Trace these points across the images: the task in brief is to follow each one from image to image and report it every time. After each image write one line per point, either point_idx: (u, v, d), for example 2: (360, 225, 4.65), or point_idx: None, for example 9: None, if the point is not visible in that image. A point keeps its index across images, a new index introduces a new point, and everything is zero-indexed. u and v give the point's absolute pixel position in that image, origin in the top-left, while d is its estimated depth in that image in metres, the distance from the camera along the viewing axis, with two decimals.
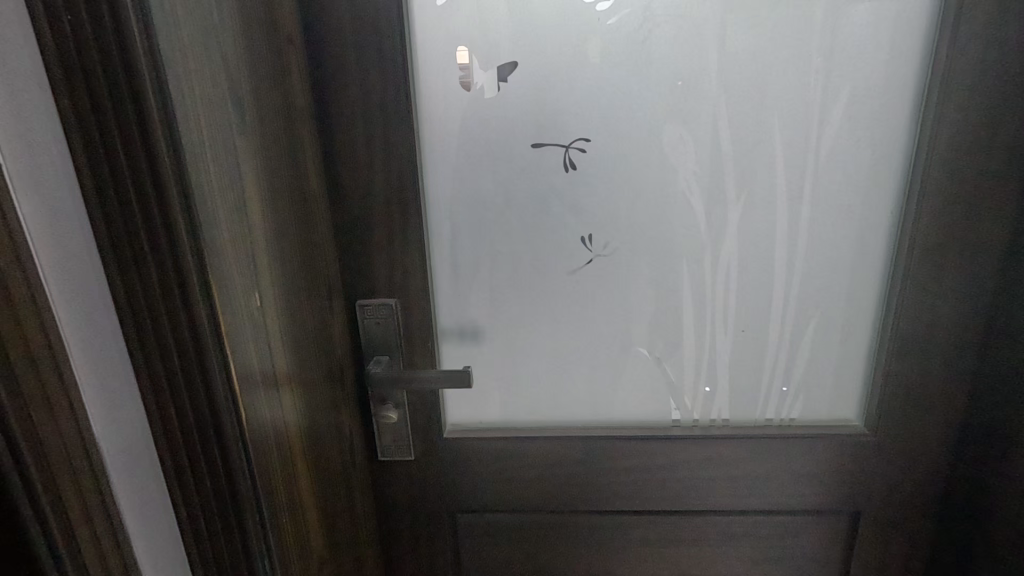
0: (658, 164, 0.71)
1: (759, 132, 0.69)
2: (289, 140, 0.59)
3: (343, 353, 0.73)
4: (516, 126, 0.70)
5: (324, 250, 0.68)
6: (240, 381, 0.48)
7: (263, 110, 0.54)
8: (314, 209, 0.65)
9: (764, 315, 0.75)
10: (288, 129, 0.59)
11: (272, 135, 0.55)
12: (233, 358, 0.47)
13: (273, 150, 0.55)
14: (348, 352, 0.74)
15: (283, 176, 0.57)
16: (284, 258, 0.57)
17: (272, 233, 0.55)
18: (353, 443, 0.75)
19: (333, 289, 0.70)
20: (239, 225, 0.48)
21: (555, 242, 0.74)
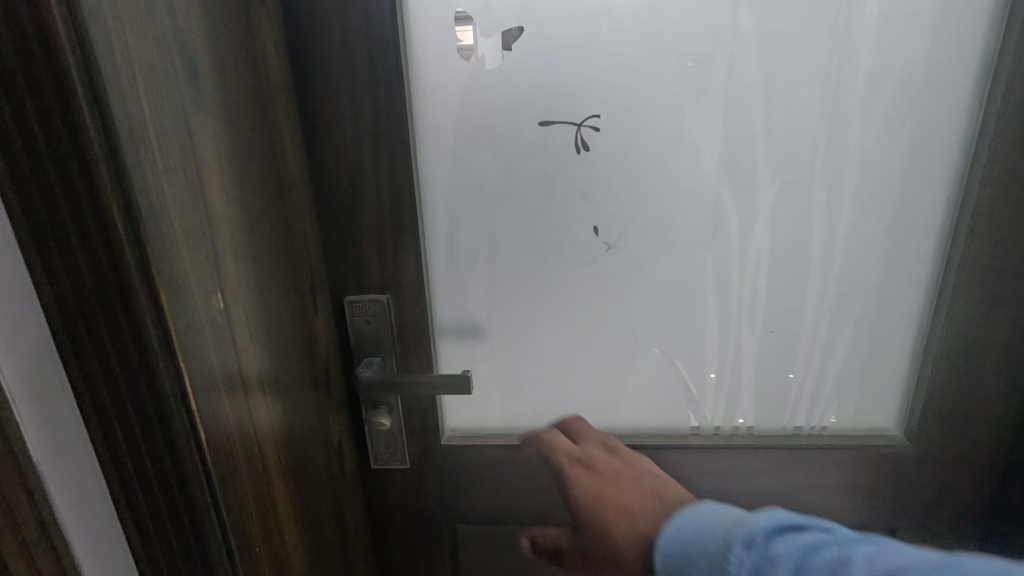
0: (681, 147, 0.63)
1: (797, 111, 0.61)
2: (261, 119, 0.52)
3: (331, 355, 0.66)
4: (523, 104, 0.62)
5: (306, 240, 0.61)
6: (201, 400, 0.42)
7: (228, 85, 0.46)
8: (293, 196, 0.58)
9: (794, 314, 0.68)
10: (259, 105, 0.51)
11: (240, 114, 0.48)
12: (190, 374, 0.40)
13: (240, 129, 0.48)
14: (335, 354, 0.67)
15: (253, 159, 0.50)
16: (255, 252, 0.50)
17: (240, 225, 0.47)
18: (342, 453, 0.69)
19: (317, 285, 0.63)
20: (194, 218, 0.41)
21: (565, 234, 0.67)
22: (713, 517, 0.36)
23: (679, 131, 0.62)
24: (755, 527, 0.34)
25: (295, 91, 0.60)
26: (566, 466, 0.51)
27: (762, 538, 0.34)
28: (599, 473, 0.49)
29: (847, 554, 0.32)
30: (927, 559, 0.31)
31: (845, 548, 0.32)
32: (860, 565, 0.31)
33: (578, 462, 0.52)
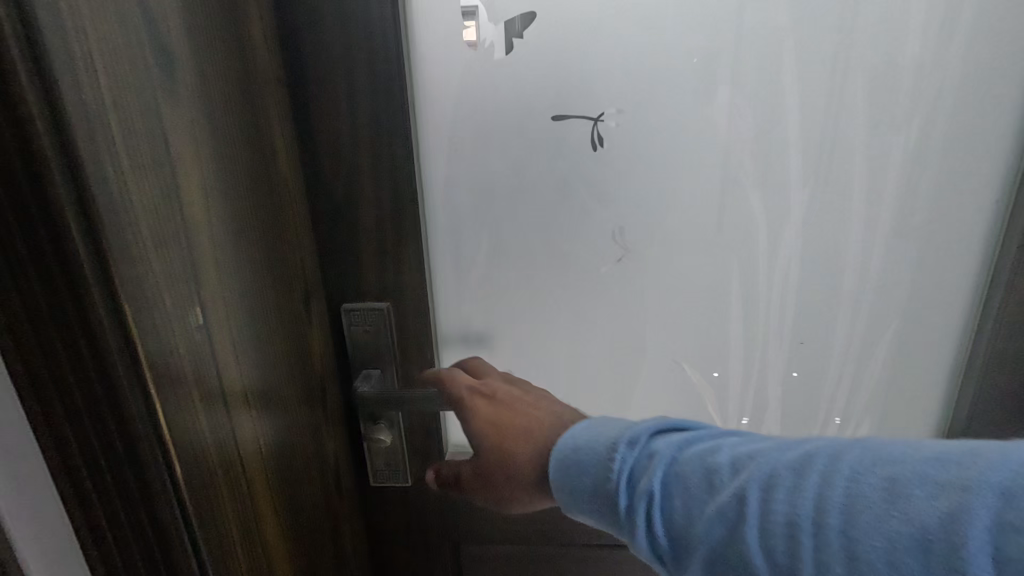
0: (707, 144, 0.58)
1: (835, 103, 0.55)
2: (248, 111, 0.47)
3: (326, 368, 0.61)
4: (535, 96, 0.57)
5: (299, 245, 0.56)
6: (175, 429, 0.37)
7: (206, 73, 0.41)
8: (285, 198, 0.53)
9: (826, 324, 0.63)
10: (245, 97, 0.47)
11: (222, 106, 0.43)
12: (162, 400, 0.36)
13: (222, 124, 0.43)
14: (332, 366, 0.63)
15: (239, 156, 0.45)
16: (240, 261, 0.45)
17: (222, 230, 0.43)
18: (338, 472, 0.65)
19: (312, 293, 0.58)
20: (166, 223, 0.36)
21: (580, 237, 0.62)
22: (602, 426, 0.44)
23: (706, 125, 0.57)
24: (637, 431, 0.42)
25: (287, 82, 0.55)
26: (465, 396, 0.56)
27: (644, 439, 0.41)
28: (494, 400, 0.54)
29: (714, 449, 0.39)
30: (781, 446, 0.37)
31: (708, 438, 0.40)
32: (725, 453, 0.38)
33: (477, 394, 0.56)
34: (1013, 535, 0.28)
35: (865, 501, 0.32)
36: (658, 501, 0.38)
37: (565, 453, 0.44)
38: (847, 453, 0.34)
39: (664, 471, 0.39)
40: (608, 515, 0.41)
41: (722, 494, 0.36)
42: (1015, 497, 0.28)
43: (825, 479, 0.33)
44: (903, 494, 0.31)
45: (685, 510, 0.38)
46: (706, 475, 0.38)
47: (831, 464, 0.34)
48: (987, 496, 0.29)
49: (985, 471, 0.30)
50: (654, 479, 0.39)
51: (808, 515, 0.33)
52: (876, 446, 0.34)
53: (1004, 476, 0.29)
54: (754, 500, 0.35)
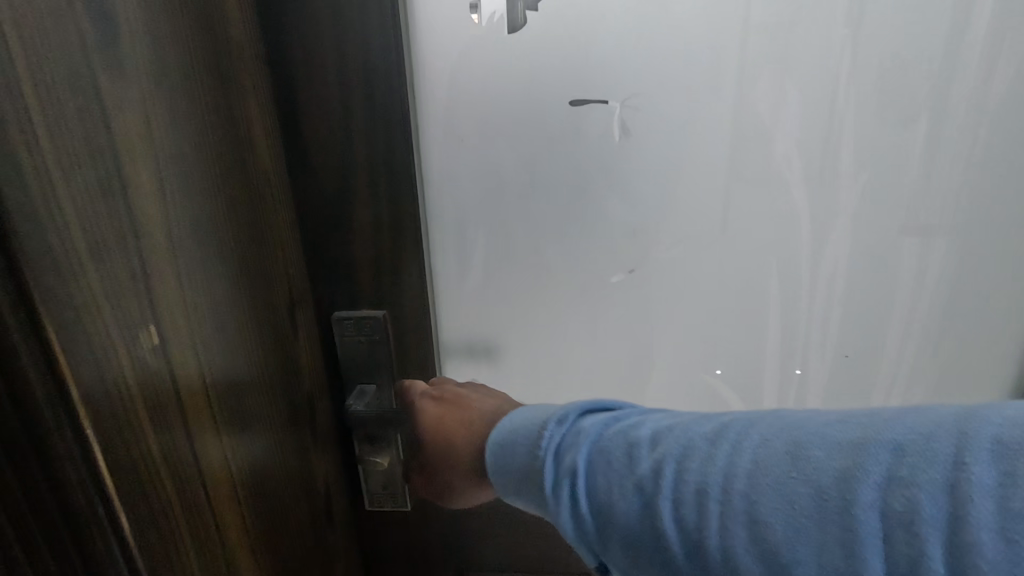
0: (745, 137, 0.52)
1: (889, 92, 0.50)
2: (218, 91, 0.40)
3: (314, 386, 0.54)
4: (550, 84, 0.52)
5: (282, 248, 0.49)
6: (118, 473, 0.30)
7: (163, 47, 0.35)
8: (264, 194, 0.46)
9: (875, 336, 0.57)
10: (214, 77, 0.40)
11: (183, 85, 0.37)
12: (101, 440, 0.29)
13: (183, 107, 0.37)
14: (321, 383, 0.56)
15: (205, 144, 0.39)
16: (204, 268, 0.38)
17: (181, 231, 0.36)
18: (330, 497, 0.58)
19: (298, 302, 0.52)
20: (105, 226, 0.30)
21: (596, 240, 0.57)
22: (537, 410, 0.42)
23: (742, 117, 0.51)
24: (565, 409, 0.40)
25: (267, 61, 0.47)
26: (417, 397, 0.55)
27: (572, 417, 0.39)
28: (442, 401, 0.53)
29: (636, 423, 0.37)
30: (700, 419, 0.36)
31: (635, 415, 0.39)
32: (646, 427, 0.37)
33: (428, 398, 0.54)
34: (904, 488, 0.28)
35: (770, 467, 0.31)
36: (581, 480, 0.36)
37: (498, 440, 0.42)
38: (760, 424, 0.33)
39: (588, 447, 0.37)
40: (534, 496, 0.39)
41: (640, 467, 0.35)
42: (904, 452, 0.28)
43: (732, 446, 0.33)
44: (804, 457, 0.31)
45: (606, 487, 0.35)
46: (626, 448, 0.36)
47: (742, 434, 0.33)
48: (881, 453, 0.29)
49: (882, 431, 0.30)
50: (579, 454, 0.37)
51: (716, 481, 0.32)
52: (788, 418, 0.33)
53: (900, 435, 0.29)
54: (669, 471, 0.34)
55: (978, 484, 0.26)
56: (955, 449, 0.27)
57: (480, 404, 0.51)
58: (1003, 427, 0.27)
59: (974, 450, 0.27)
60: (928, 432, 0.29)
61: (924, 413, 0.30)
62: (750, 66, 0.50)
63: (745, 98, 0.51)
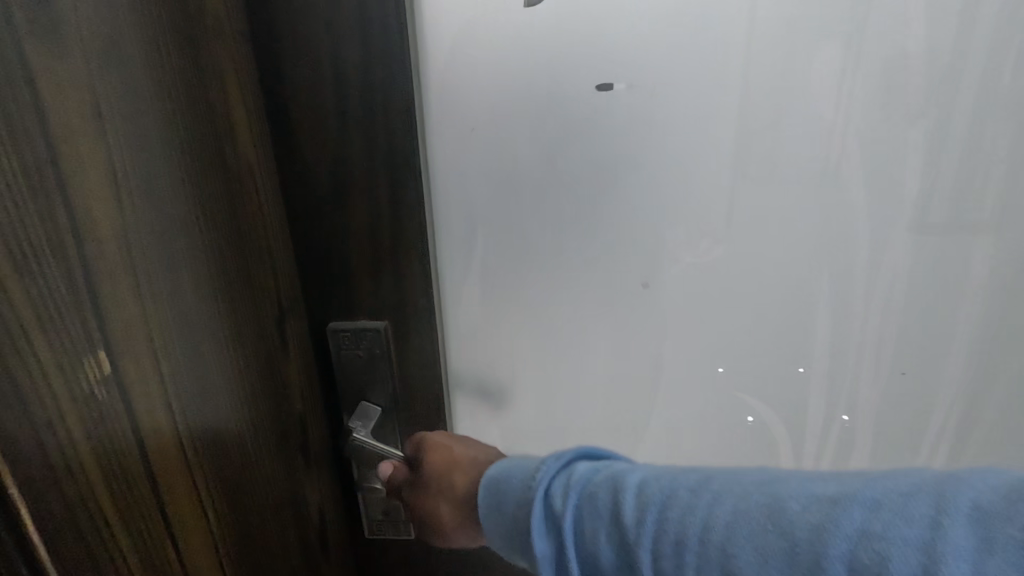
0: (787, 134, 0.48)
1: (942, 83, 0.46)
2: (192, 74, 0.35)
3: (305, 408, 0.49)
4: (574, 73, 0.48)
5: (271, 255, 0.43)
6: (50, 539, 0.25)
7: (118, 24, 0.30)
8: (249, 195, 0.40)
9: (921, 343, 0.54)
10: (186, 62, 0.34)
11: (142, 71, 0.31)
12: (25, 494, 0.24)
13: (143, 98, 0.31)
14: (313, 404, 0.50)
15: (173, 134, 0.33)
16: (169, 284, 0.33)
17: (140, 243, 0.31)
18: (323, 528, 0.52)
19: (288, 314, 0.46)
20: (27, 239, 0.24)
21: (621, 241, 0.53)
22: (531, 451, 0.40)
23: (784, 112, 0.48)
24: (561, 448, 0.38)
25: (250, 38, 0.41)
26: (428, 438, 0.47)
27: (566, 456, 0.37)
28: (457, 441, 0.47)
29: (625, 469, 0.36)
30: (684, 469, 0.35)
31: (622, 462, 0.37)
32: (635, 473, 0.35)
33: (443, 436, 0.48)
34: (879, 547, 0.27)
35: (749, 522, 0.31)
36: (569, 528, 0.35)
37: (493, 474, 0.39)
38: (741, 481, 0.33)
39: (576, 492, 0.35)
40: (518, 539, 0.37)
41: (626, 514, 0.33)
42: (878, 510, 0.28)
43: (715, 498, 0.32)
44: (782, 511, 0.30)
45: (594, 533, 0.34)
46: (614, 493, 0.34)
47: (724, 488, 0.32)
48: (855, 509, 0.29)
49: (858, 489, 0.29)
50: (568, 498, 0.35)
51: (696, 529, 0.31)
52: (769, 475, 0.33)
53: (878, 493, 0.29)
54: (652, 522, 0.33)
55: (952, 546, 0.26)
56: (929, 511, 0.27)
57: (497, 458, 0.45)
58: (981, 493, 0.27)
59: (952, 512, 0.27)
60: (905, 492, 0.28)
61: (901, 475, 0.30)
62: (793, 57, 0.46)
63: (790, 91, 0.47)
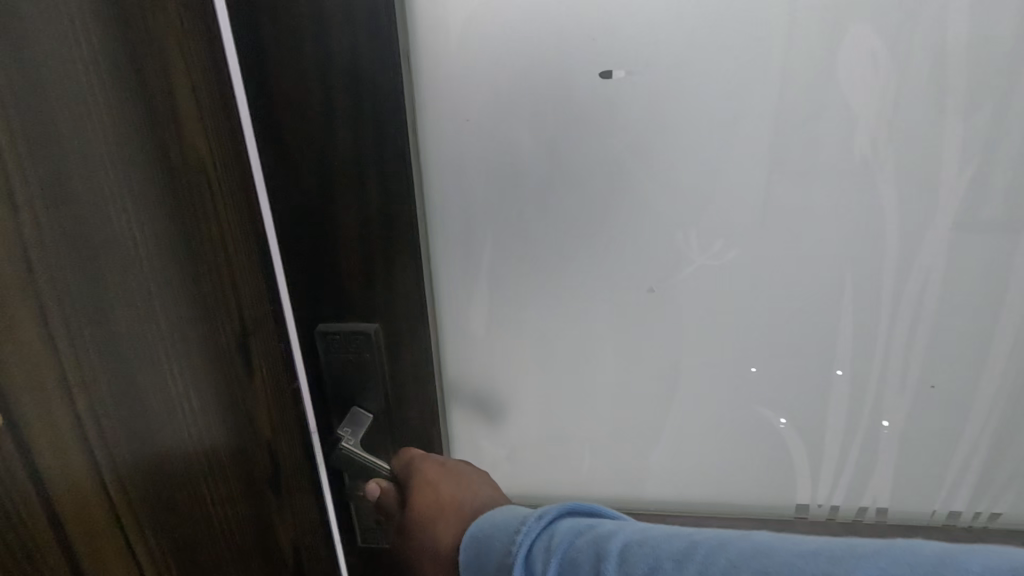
0: (809, 124, 0.44)
1: (990, 76, 0.42)
2: (123, 69, 0.31)
3: (274, 429, 0.45)
4: (577, 59, 0.44)
5: (230, 266, 0.39)
6: None
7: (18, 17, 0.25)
8: (199, 203, 0.37)
9: (956, 359, 0.50)
10: (119, 56, 0.31)
11: (59, 65, 0.27)
12: None
13: (57, 95, 0.27)
14: (285, 424, 0.46)
15: (99, 137, 0.30)
16: (88, 307, 0.29)
17: (53, 264, 0.27)
18: (297, 548, 0.49)
19: (251, 326, 0.42)
20: None
21: (625, 241, 0.49)
22: (519, 508, 0.37)
23: (807, 100, 0.44)
24: (545, 505, 0.34)
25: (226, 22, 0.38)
26: (417, 460, 0.45)
27: (551, 516, 0.33)
28: (443, 467, 0.44)
29: (608, 533, 0.31)
30: (673, 533, 0.30)
31: (610, 521, 0.33)
32: (618, 537, 0.31)
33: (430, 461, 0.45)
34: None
35: None
36: None
37: (478, 530, 0.36)
38: (730, 546, 0.27)
39: (557, 559, 0.31)
40: None
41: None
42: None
43: (688, 570, 0.27)
44: None
45: None
46: (595, 563, 0.30)
47: (708, 557, 0.27)
48: None
49: (848, 568, 0.24)
50: (549, 565, 0.31)
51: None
52: (758, 541, 0.27)
53: (869, 573, 0.23)
54: None
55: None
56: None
57: (486, 489, 0.43)
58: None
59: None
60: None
61: (898, 550, 0.24)
62: (819, 37, 0.42)
63: (816, 78, 0.43)
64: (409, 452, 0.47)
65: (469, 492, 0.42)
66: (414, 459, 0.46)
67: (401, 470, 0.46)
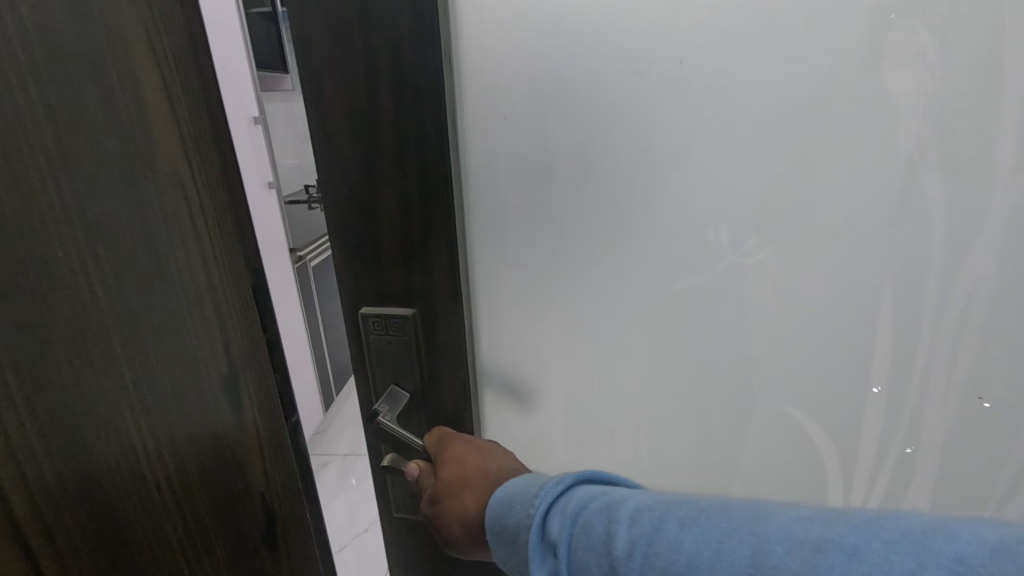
0: (851, 120, 0.43)
1: None
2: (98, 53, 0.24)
3: (271, 482, 0.37)
4: (611, 57, 0.45)
5: (216, 289, 0.32)
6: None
7: None
8: (172, 217, 0.29)
9: (1005, 364, 0.48)
10: (61, 37, 0.22)
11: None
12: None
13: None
14: (287, 470, 0.39)
15: None
16: (29, 361, 0.22)
17: None
18: None
19: (238, 377, 0.34)
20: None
21: (656, 236, 0.50)
22: (540, 476, 0.40)
23: (850, 93, 0.43)
24: (563, 472, 0.38)
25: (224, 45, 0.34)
26: (449, 437, 0.49)
27: (570, 481, 0.37)
28: (472, 444, 0.48)
29: (621, 500, 0.33)
30: (682, 500, 0.31)
31: (624, 490, 0.35)
32: (630, 503, 0.33)
33: (461, 438, 0.49)
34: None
35: (730, 560, 0.26)
36: (565, 560, 0.33)
37: (501, 495, 0.40)
38: (733, 511, 0.28)
39: (572, 521, 0.34)
40: (522, 560, 0.37)
41: (614, 546, 0.31)
42: (861, 558, 0.23)
43: (693, 529, 0.28)
44: (764, 551, 0.25)
45: (585, 564, 0.32)
46: (606, 523, 0.32)
47: (711, 520, 0.28)
48: (836, 557, 0.23)
49: (842, 534, 0.24)
50: (563, 527, 0.34)
51: (678, 568, 0.28)
52: (761, 509, 0.28)
53: (862, 537, 0.23)
54: (638, 554, 0.29)
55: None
56: (912, 564, 0.21)
57: (509, 462, 0.46)
58: (967, 545, 0.21)
59: (931, 568, 0.21)
60: (890, 541, 0.23)
61: (893, 519, 0.24)
62: (868, 26, 0.41)
63: (859, 75, 0.42)
64: (438, 431, 0.51)
65: (496, 464, 0.45)
66: (446, 438, 0.49)
67: (435, 449, 0.49)
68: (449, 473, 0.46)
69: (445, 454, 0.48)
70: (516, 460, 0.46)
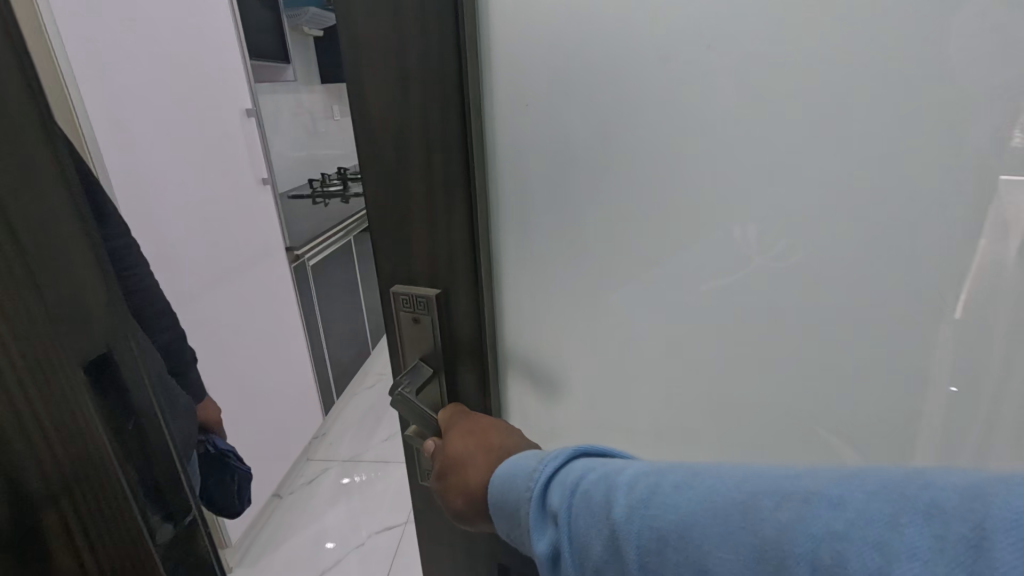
0: (876, 116, 0.43)
1: None
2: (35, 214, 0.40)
3: (107, 534, 0.46)
4: (631, 51, 0.46)
5: (80, 370, 0.43)
6: None
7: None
8: (22, 310, 0.40)
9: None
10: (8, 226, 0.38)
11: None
12: None
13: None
14: (124, 534, 0.47)
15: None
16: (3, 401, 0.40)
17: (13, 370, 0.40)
18: None
19: (129, 432, 0.46)
20: None
21: (672, 227, 0.51)
22: (541, 452, 0.41)
23: (877, 90, 0.42)
24: (559, 448, 0.38)
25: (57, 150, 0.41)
26: (457, 419, 0.51)
27: (565, 457, 0.37)
28: (477, 422, 0.50)
29: (619, 469, 0.34)
30: (675, 466, 0.32)
31: (623, 460, 0.35)
32: (628, 472, 0.33)
33: (467, 419, 0.51)
34: (839, 549, 0.22)
35: (725, 516, 0.27)
36: (566, 527, 0.34)
37: (503, 471, 0.41)
38: (731, 472, 0.29)
39: (570, 492, 0.35)
40: (524, 529, 0.38)
41: (614, 511, 0.31)
42: (844, 507, 0.23)
43: (687, 491, 0.29)
44: (756, 510, 0.26)
45: (585, 531, 0.33)
46: (605, 492, 0.33)
47: (714, 480, 0.29)
48: (822, 508, 0.24)
49: (825, 486, 0.24)
50: (563, 498, 0.35)
51: (673, 529, 0.28)
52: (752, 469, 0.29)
53: (844, 488, 0.24)
54: (638, 519, 0.30)
55: (908, 547, 0.21)
56: (890, 510, 0.22)
57: (512, 437, 0.47)
58: (941, 489, 0.22)
59: (909, 511, 0.22)
60: (870, 489, 0.23)
61: (875, 469, 0.24)
62: (896, 8, 0.40)
63: (882, 72, 0.42)
64: (455, 408, 0.54)
65: (501, 439, 0.47)
66: (454, 420, 0.51)
67: (444, 429, 0.51)
68: (456, 449, 0.48)
69: (454, 430, 0.50)
70: (522, 437, 0.48)
